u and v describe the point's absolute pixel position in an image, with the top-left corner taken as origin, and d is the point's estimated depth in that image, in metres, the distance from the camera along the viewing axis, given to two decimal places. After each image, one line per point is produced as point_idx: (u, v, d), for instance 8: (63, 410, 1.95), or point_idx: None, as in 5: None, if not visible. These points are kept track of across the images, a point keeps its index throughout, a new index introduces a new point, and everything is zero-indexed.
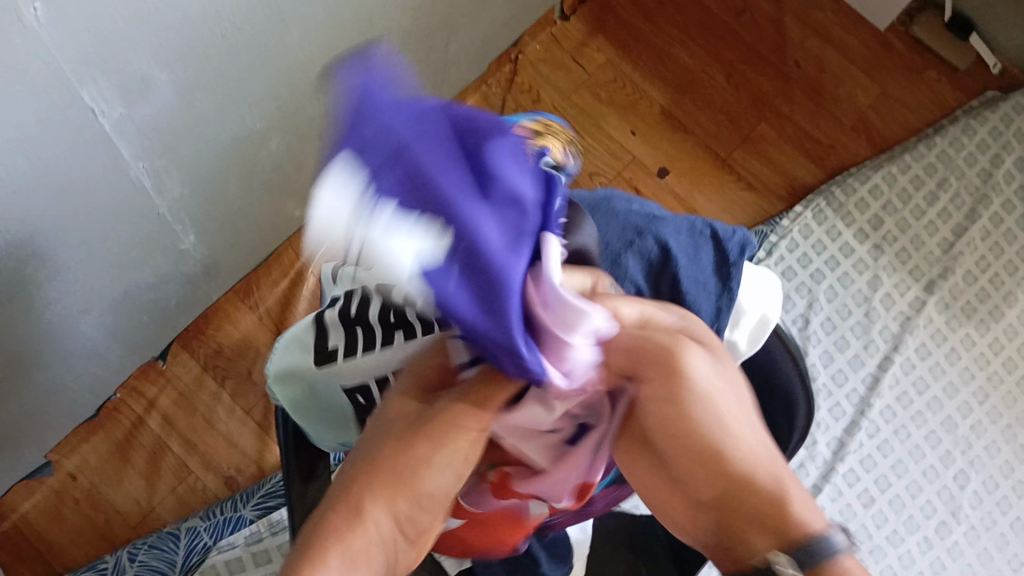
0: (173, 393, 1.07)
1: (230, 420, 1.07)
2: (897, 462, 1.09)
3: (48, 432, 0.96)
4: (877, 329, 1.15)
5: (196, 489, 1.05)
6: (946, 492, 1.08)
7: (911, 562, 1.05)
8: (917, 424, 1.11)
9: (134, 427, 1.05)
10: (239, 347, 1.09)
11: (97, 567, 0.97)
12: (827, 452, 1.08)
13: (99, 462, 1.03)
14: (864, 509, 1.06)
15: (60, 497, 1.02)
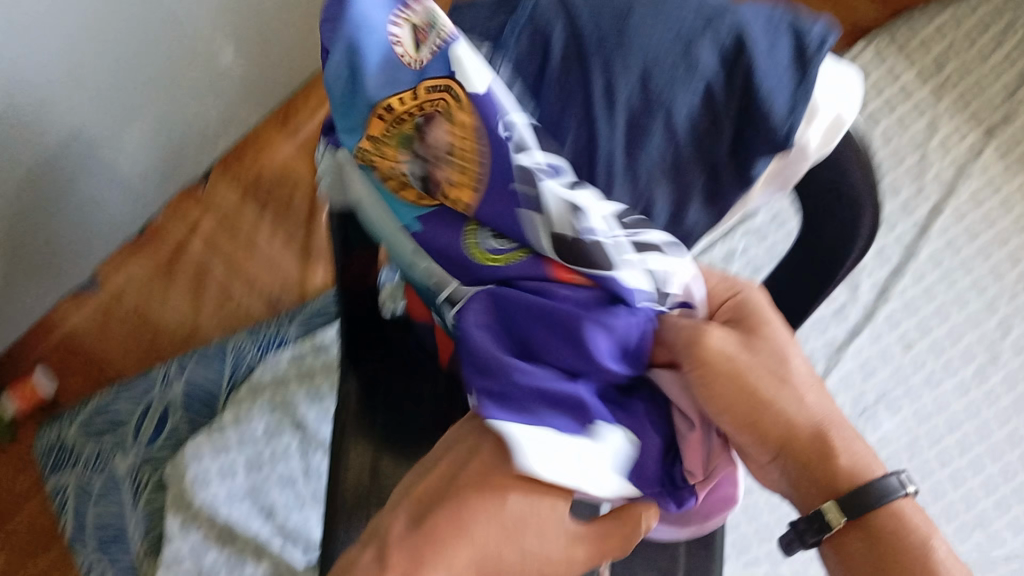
0: (216, 217, 1.10)
1: (271, 244, 1.10)
2: (939, 308, 1.12)
3: (98, 248, 0.99)
4: (931, 173, 1.16)
5: (239, 313, 1.07)
6: (987, 338, 1.11)
7: (946, 405, 1.08)
8: (964, 271, 1.13)
9: (178, 248, 1.08)
10: (279, 175, 1.12)
11: (146, 378, 1.03)
12: (869, 293, 1.11)
13: (144, 281, 1.07)
14: (903, 354, 1.10)
15: (108, 312, 1.06)
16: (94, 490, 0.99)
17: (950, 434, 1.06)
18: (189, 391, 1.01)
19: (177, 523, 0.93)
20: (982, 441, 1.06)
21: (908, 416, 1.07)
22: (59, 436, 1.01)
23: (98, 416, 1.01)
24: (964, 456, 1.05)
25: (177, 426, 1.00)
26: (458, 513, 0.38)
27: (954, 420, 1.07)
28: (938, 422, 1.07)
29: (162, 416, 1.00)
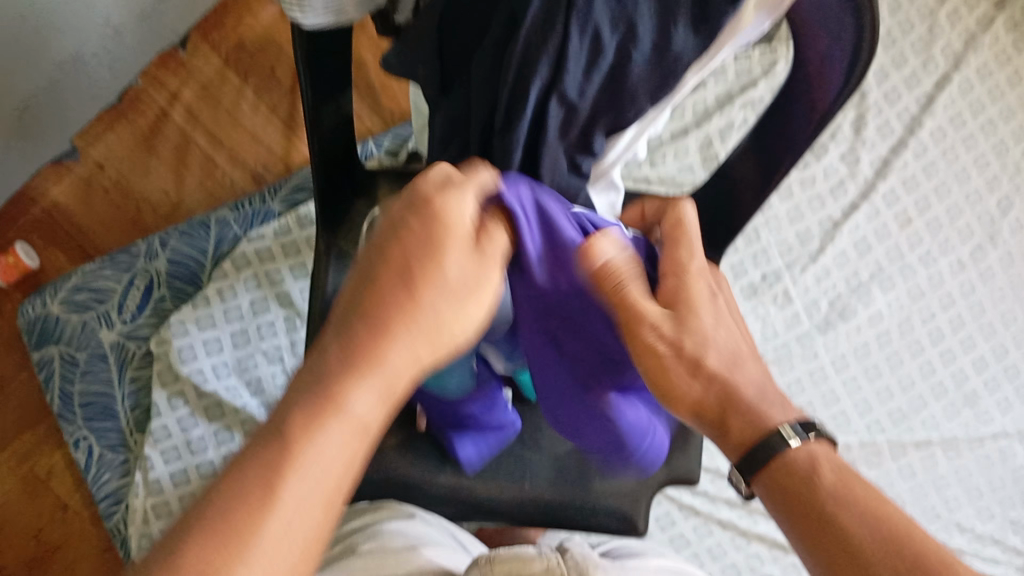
0: (197, 86, 1.08)
1: (255, 115, 1.09)
2: (940, 184, 1.09)
3: (73, 111, 0.95)
4: (938, 46, 1.12)
5: (224, 183, 1.07)
6: (987, 217, 1.10)
7: (940, 283, 1.08)
8: (966, 145, 1.11)
9: (160, 117, 1.07)
10: (261, 41, 1.11)
11: (130, 251, 1.01)
12: (869, 170, 1.09)
13: (124, 152, 1.06)
14: (900, 230, 1.08)
15: (88, 184, 1.04)
16: (79, 365, 0.98)
17: (942, 313, 1.07)
18: (172, 263, 1.00)
19: (164, 398, 0.94)
20: (975, 321, 1.07)
21: (902, 295, 1.06)
22: (42, 310, 0.99)
23: (83, 289, 0.99)
24: (958, 334, 1.07)
25: (162, 299, 1.00)
26: (402, 312, 0.41)
27: (947, 300, 1.07)
28: (931, 301, 1.07)
29: (147, 288, 1.00)
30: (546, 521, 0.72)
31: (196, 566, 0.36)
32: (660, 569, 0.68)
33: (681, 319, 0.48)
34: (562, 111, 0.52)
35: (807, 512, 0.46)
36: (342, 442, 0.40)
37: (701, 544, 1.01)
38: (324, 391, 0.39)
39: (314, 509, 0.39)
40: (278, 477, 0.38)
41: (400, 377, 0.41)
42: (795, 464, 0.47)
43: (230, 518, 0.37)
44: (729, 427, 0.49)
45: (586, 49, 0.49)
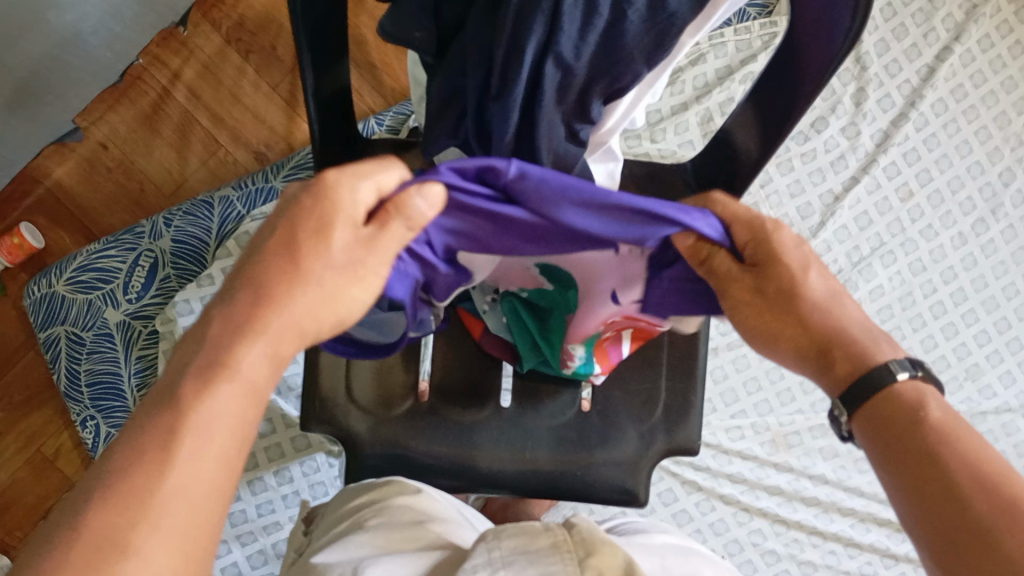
0: (198, 65, 1.09)
1: (255, 94, 1.10)
2: (941, 157, 1.09)
3: (72, 92, 0.95)
4: (940, 17, 1.11)
5: (227, 162, 1.09)
6: (989, 189, 1.09)
7: (942, 257, 1.07)
8: (968, 117, 1.10)
9: (161, 97, 1.08)
10: (261, 20, 1.10)
11: (134, 231, 1.01)
12: (869, 142, 1.08)
13: (127, 132, 1.07)
14: (901, 203, 1.08)
15: (92, 163, 1.06)
16: (85, 344, 0.99)
17: (944, 287, 1.07)
18: (176, 243, 1.01)
19: None
20: (976, 294, 1.07)
21: (903, 269, 1.06)
22: (48, 289, 1.00)
23: (86, 268, 0.99)
24: (959, 307, 1.06)
25: (168, 278, 1.00)
26: (287, 281, 0.44)
27: (949, 274, 1.07)
28: (933, 275, 1.07)
29: (151, 267, 1.00)
30: (547, 494, 0.72)
31: (105, 525, 0.38)
32: (664, 543, 0.69)
33: (769, 278, 0.49)
34: (557, 73, 0.52)
35: (907, 449, 0.46)
36: (233, 400, 0.43)
37: (704, 520, 1.02)
38: (210, 355, 0.43)
39: (213, 466, 0.42)
40: (173, 438, 0.40)
41: (282, 333, 0.45)
42: (898, 398, 0.48)
43: (131, 477, 0.39)
44: (832, 363, 0.50)
45: (579, 9, 0.49)
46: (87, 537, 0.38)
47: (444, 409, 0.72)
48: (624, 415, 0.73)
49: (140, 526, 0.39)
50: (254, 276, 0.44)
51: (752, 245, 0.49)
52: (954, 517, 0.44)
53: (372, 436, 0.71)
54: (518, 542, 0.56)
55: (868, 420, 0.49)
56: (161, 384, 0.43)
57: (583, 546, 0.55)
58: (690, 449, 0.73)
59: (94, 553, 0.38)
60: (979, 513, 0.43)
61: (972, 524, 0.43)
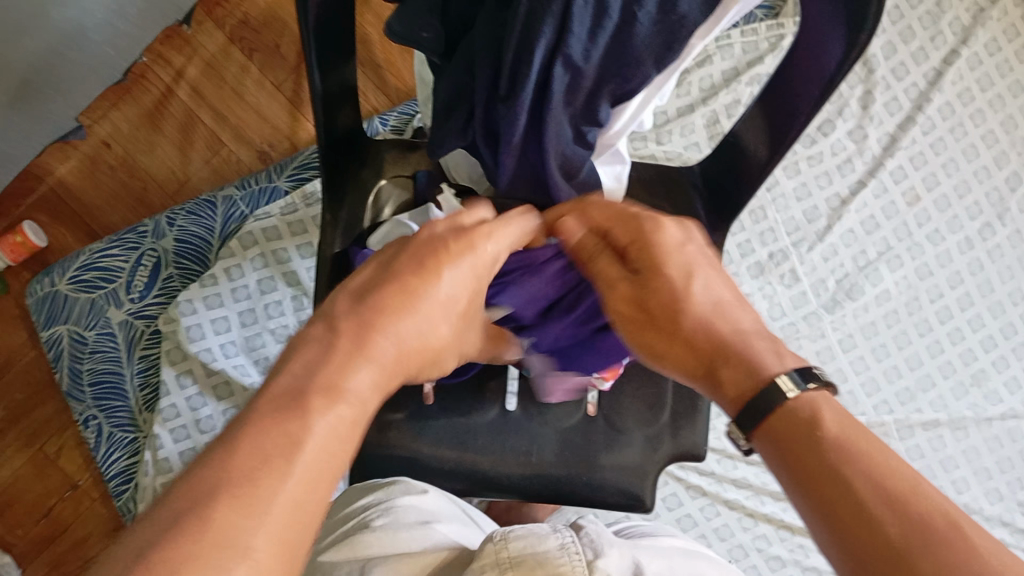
0: (201, 63, 1.09)
1: (259, 93, 1.09)
2: (948, 161, 1.09)
3: (76, 89, 0.95)
4: (947, 20, 1.10)
5: (230, 161, 1.08)
6: (996, 193, 1.09)
7: (948, 261, 1.07)
8: (975, 121, 1.09)
9: (165, 95, 1.08)
10: (266, 18, 1.10)
11: (137, 230, 1.01)
12: (876, 146, 1.08)
13: (130, 130, 1.07)
14: (908, 207, 1.07)
15: (94, 162, 1.06)
16: (87, 343, 0.98)
17: (950, 291, 1.06)
18: (179, 242, 1.00)
19: (172, 376, 0.94)
20: (983, 299, 1.06)
21: (910, 273, 1.06)
22: (51, 288, 1.00)
23: (89, 267, 0.99)
24: (965, 312, 1.06)
25: (170, 277, 1.00)
26: (399, 305, 0.44)
27: (955, 279, 1.06)
28: (939, 280, 1.06)
29: (154, 266, 1.00)
30: (555, 498, 0.72)
31: (223, 522, 0.34)
32: (672, 547, 0.68)
33: (648, 279, 0.51)
34: (566, 75, 0.52)
35: (806, 465, 0.42)
36: (342, 419, 0.40)
37: (709, 525, 1.01)
38: (327, 375, 0.40)
39: (323, 473, 0.38)
40: (295, 444, 0.37)
41: (391, 360, 0.44)
42: (795, 414, 0.44)
43: (253, 479, 0.36)
44: (722, 380, 0.48)
45: (590, 10, 0.48)
46: (206, 528, 0.34)
47: (449, 412, 0.71)
48: (630, 419, 0.72)
49: (247, 527, 0.35)
50: (375, 290, 0.44)
51: (634, 244, 0.52)
52: (865, 540, 0.39)
53: (377, 440, 0.70)
54: (526, 544, 0.55)
55: (768, 437, 0.45)
56: (276, 387, 0.40)
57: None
58: (696, 454, 0.73)
59: (217, 552, 0.34)
60: (892, 534, 0.38)
61: (881, 543, 0.38)
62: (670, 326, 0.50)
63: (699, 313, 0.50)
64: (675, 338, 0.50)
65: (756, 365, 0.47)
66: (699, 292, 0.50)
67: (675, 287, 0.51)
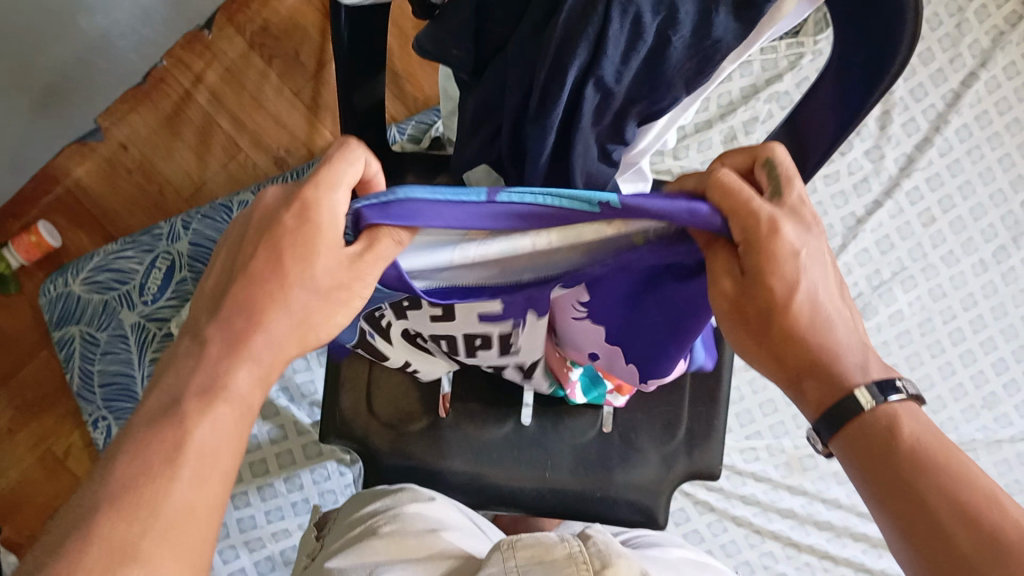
0: (222, 69, 1.09)
1: (278, 99, 1.09)
2: (964, 183, 1.09)
3: (98, 92, 0.95)
4: (966, 43, 1.11)
5: (247, 167, 1.08)
6: (1012, 216, 1.08)
7: (962, 283, 1.07)
8: (992, 144, 1.09)
9: (184, 99, 1.08)
10: (287, 26, 1.10)
11: (153, 233, 1.01)
12: (892, 167, 1.08)
13: (148, 134, 1.07)
14: (924, 228, 1.07)
15: (112, 164, 1.07)
16: (99, 344, 0.98)
17: (964, 313, 1.06)
18: (194, 246, 0.99)
19: None
20: (996, 322, 1.06)
21: (924, 295, 1.06)
22: (64, 288, 1.00)
23: (104, 269, 1.00)
24: (978, 335, 1.06)
25: (183, 280, 0.98)
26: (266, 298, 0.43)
27: (969, 301, 1.06)
28: (953, 301, 1.06)
29: (169, 269, 0.99)
30: (565, 513, 0.72)
31: (115, 535, 0.39)
32: (681, 559, 0.67)
33: (759, 282, 0.44)
34: (597, 96, 0.52)
35: (889, 477, 0.44)
36: (228, 420, 0.43)
37: (716, 541, 1.01)
38: (207, 376, 0.43)
39: (213, 472, 0.42)
40: (177, 452, 0.41)
41: (272, 357, 0.45)
42: (873, 425, 0.45)
43: (139, 491, 0.40)
44: (805, 387, 0.47)
45: (626, 34, 0.48)
46: (97, 541, 0.38)
47: (464, 425, 0.71)
48: (645, 437, 0.72)
49: (145, 541, 0.39)
50: (238, 296, 0.43)
51: (745, 246, 0.44)
52: (939, 553, 0.42)
53: (392, 450, 0.70)
54: (532, 553, 0.55)
55: (845, 440, 0.46)
56: (151, 404, 0.43)
57: (597, 558, 0.54)
58: (711, 475, 0.72)
59: (106, 562, 0.38)
60: (963, 545, 0.41)
61: (953, 555, 0.42)
62: (766, 332, 0.46)
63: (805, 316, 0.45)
64: (770, 344, 0.47)
65: (844, 374, 0.46)
66: (806, 305, 0.45)
67: (789, 292, 0.45)
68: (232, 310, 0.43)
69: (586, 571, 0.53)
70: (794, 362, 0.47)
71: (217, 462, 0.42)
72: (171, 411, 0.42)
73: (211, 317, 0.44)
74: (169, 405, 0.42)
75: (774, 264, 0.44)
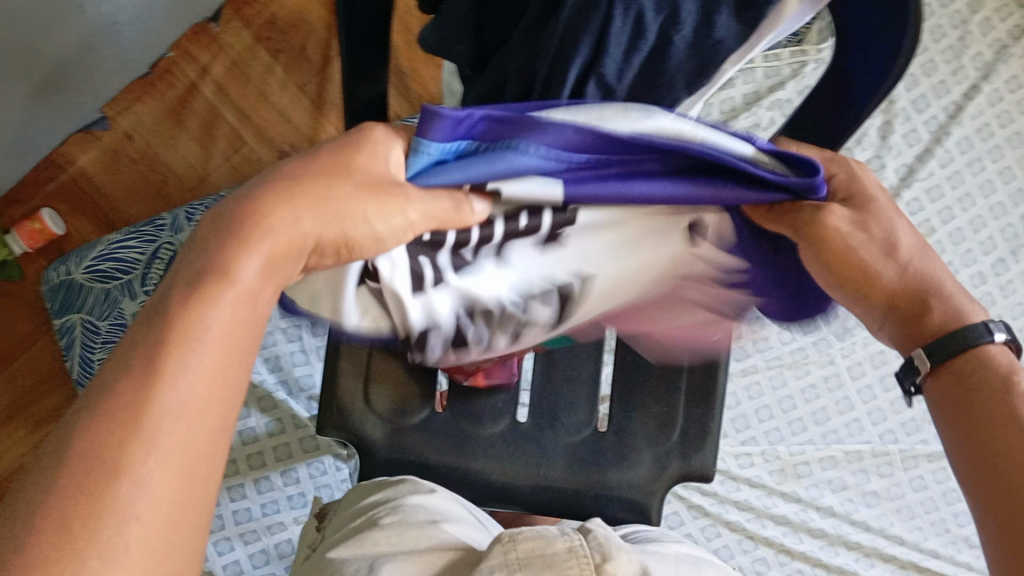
0: (227, 61, 1.10)
1: (283, 93, 1.10)
2: (964, 195, 1.09)
3: (102, 79, 0.95)
4: (969, 55, 1.11)
5: (250, 159, 1.09)
6: (1010, 229, 1.09)
7: None
8: (992, 157, 1.10)
9: (189, 90, 1.09)
10: (292, 20, 1.10)
11: (155, 223, 1.02)
12: (893, 177, 1.08)
13: (153, 124, 1.08)
14: (922, 238, 1.07)
15: (116, 153, 1.07)
16: (100, 333, 0.98)
17: None
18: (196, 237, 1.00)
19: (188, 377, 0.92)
20: None
21: None
22: (66, 275, 1.01)
23: (105, 258, 1.00)
24: None
25: None
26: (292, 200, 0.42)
27: None
28: None
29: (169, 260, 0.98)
30: (560, 510, 0.72)
31: (91, 446, 0.37)
32: (678, 554, 0.67)
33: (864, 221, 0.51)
34: (597, 94, 0.52)
35: (1000, 408, 0.48)
36: (229, 308, 0.40)
37: (709, 545, 1.01)
38: (209, 263, 0.41)
39: (203, 379, 0.40)
40: (162, 351, 0.39)
41: (284, 249, 0.42)
42: (988, 364, 0.49)
43: (123, 409, 0.37)
44: (926, 311, 0.51)
45: (626, 31, 0.49)
46: (77, 470, 0.36)
47: (460, 421, 0.72)
48: (640, 437, 0.72)
49: (123, 463, 0.37)
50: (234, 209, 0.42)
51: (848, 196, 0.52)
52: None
53: (387, 444, 0.71)
54: (535, 545, 0.56)
55: (958, 374, 0.50)
56: None
57: (597, 552, 0.55)
58: (704, 476, 0.73)
59: (84, 483, 0.36)
60: None
61: None
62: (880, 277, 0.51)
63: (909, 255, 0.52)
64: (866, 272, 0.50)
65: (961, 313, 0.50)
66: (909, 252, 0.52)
67: (890, 230, 0.51)
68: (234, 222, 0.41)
69: (587, 567, 0.55)
70: (897, 310, 0.52)
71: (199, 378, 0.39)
72: (154, 322, 0.40)
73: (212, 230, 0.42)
74: (152, 315, 0.40)
75: (875, 197, 0.52)
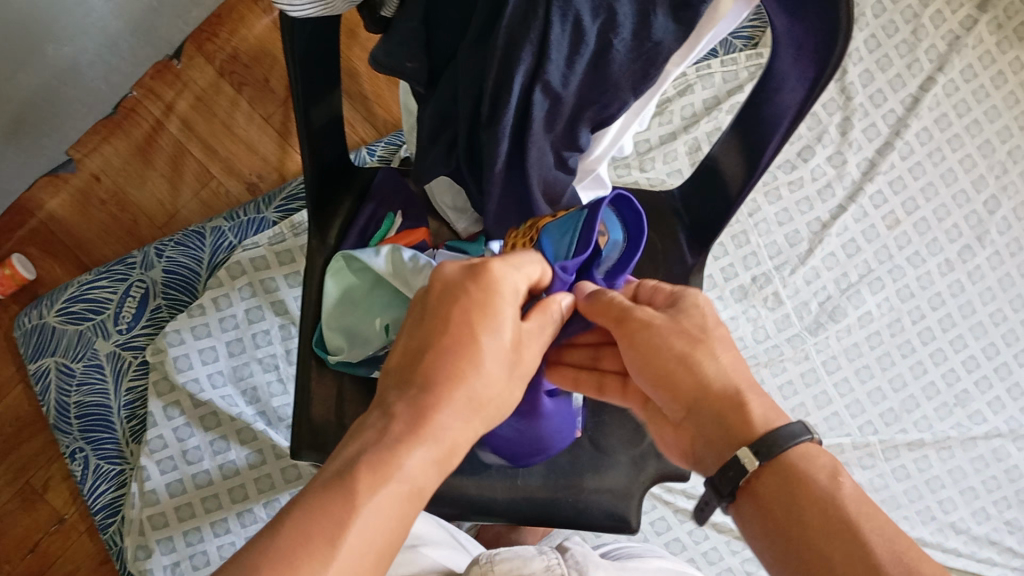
0: (192, 97, 1.10)
1: (249, 125, 1.11)
2: (927, 184, 1.11)
3: (65, 122, 0.96)
4: (923, 47, 1.13)
5: (220, 192, 1.10)
6: (974, 216, 1.11)
7: (930, 284, 1.08)
8: (952, 146, 1.12)
9: (155, 129, 1.09)
10: (254, 53, 1.11)
11: (124, 262, 1.02)
12: (856, 171, 1.10)
13: (120, 164, 1.09)
14: (888, 230, 1.09)
15: (84, 195, 1.08)
16: (75, 376, 0.99)
17: (932, 313, 1.07)
18: (168, 273, 1.01)
19: (159, 408, 0.96)
20: (965, 320, 1.08)
21: (892, 295, 1.07)
22: (39, 320, 1.01)
23: (78, 299, 1.00)
24: (948, 333, 1.07)
25: (158, 309, 1.01)
26: (452, 381, 0.45)
27: (937, 301, 1.08)
28: (921, 302, 1.07)
29: (142, 298, 1.01)
30: (541, 523, 0.72)
31: None
32: (660, 568, 0.68)
33: (681, 317, 0.54)
34: (546, 102, 0.53)
35: (820, 512, 0.46)
36: (397, 500, 0.41)
37: (698, 549, 1.01)
38: (384, 453, 0.42)
39: (388, 527, 0.41)
40: (343, 525, 0.39)
41: (451, 436, 0.45)
42: (812, 470, 0.47)
43: (300, 557, 0.37)
44: (731, 420, 0.51)
45: (568, 37, 0.50)
46: None
47: None
48: (615, 441, 0.73)
49: None
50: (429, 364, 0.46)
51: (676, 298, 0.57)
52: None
53: None
54: (512, 566, 0.55)
55: (780, 483, 0.48)
56: None
57: None
58: (681, 475, 0.73)
59: None
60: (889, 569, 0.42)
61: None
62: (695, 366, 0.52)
63: (723, 349, 0.53)
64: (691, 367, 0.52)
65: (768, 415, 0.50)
66: (724, 349, 0.53)
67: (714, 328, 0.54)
68: (434, 369, 0.45)
69: None
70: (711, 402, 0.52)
71: (388, 529, 0.40)
72: (344, 488, 0.40)
73: (400, 391, 0.46)
74: (338, 479, 0.41)
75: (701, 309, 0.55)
